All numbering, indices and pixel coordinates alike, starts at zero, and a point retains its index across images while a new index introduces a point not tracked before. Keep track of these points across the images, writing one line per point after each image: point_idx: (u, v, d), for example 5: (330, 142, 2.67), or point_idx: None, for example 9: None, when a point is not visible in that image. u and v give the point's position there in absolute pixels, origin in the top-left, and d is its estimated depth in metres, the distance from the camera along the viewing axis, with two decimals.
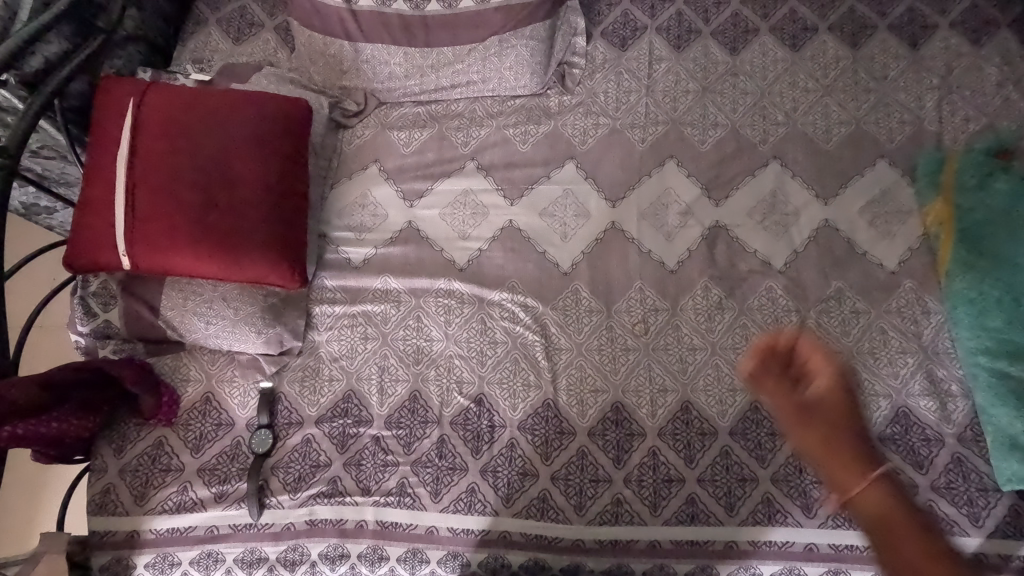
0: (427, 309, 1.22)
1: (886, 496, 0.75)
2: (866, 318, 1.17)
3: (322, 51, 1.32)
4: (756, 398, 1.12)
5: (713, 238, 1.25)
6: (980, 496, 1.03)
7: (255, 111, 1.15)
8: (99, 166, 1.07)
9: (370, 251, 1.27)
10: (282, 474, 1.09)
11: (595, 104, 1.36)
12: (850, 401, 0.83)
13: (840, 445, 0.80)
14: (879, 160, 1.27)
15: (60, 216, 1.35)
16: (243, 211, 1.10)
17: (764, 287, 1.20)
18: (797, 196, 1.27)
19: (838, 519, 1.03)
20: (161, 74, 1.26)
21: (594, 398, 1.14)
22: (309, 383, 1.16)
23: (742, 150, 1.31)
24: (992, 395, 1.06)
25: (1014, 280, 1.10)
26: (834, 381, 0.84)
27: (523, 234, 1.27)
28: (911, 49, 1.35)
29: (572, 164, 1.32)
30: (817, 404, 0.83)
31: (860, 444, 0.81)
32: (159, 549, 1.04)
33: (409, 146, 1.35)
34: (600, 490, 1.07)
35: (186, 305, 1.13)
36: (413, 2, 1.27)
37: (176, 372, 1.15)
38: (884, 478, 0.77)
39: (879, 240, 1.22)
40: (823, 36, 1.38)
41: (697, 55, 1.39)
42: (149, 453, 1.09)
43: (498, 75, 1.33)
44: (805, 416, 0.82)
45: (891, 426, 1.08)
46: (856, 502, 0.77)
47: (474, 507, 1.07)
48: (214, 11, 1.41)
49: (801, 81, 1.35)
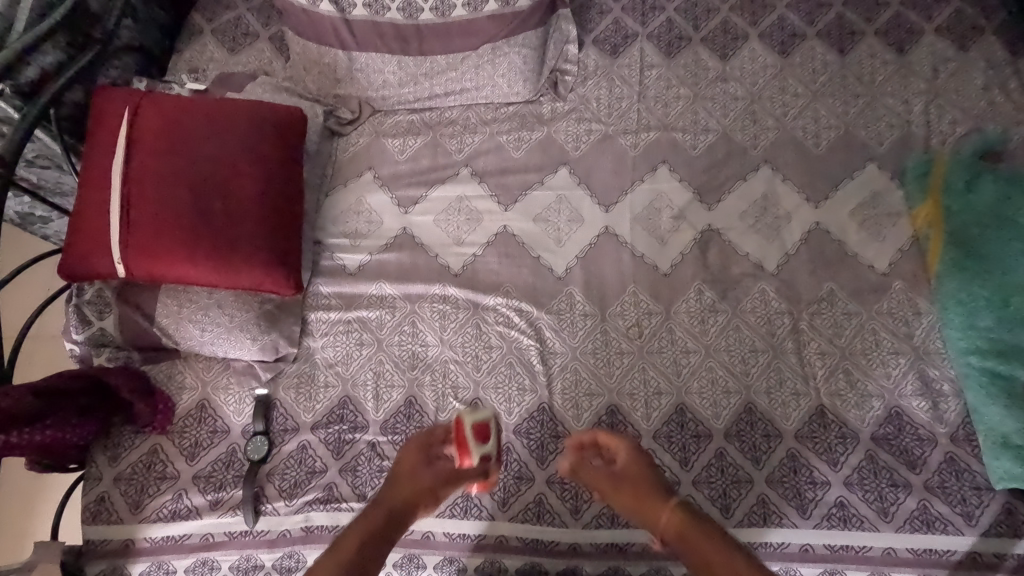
0: (422, 314, 1.22)
1: (705, 535, 0.92)
2: (857, 319, 1.17)
3: (316, 60, 1.33)
4: (749, 400, 1.12)
5: (705, 241, 1.26)
6: (973, 495, 1.03)
7: (250, 119, 1.16)
8: (94, 175, 1.08)
9: (365, 257, 1.28)
10: (278, 481, 1.09)
11: (588, 110, 1.37)
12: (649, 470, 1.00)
13: (646, 494, 0.97)
14: (867, 164, 1.29)
15: (55, 226, 1.36)
16: (238, 219, 1.10)
17: (757, 289, 1.21)
18: (788, 199, 1.28)
19: (833, 520, 1.03)
20: (157, 84, 1.27)
21: (589, 402, 1.14)
22: (304, 390, 1.16)
23: (732, 154, 1.32)
24: (983, 394, 1.06)
25: (1000, 279, 1.13)
26: (629, 451, 1.02)
27: (516, 239, 1.28)
28: (897, 54, 1.37)
29: (565, 169, 1.33)
30: (628, 480, 0.99)
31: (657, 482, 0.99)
32: (154, 558, 1.04)
33: (403, 153, 1.36)
34: (596, 493, 1.07)
35: (181, 312, 1.13)
36: (406, 11, 1.26)
37: (171, 379, 1.15)
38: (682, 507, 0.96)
39: (870, 242, 1.23)
40: (811, 42, 1.40)
41: (687, 62, 1.40)
42: (144, 460, 1.09)
43: (492, 82, 1.35)
44: (627, 492, 0.98)
45: (884, 426, 1.09)
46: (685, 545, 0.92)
47: (470, 512, 1.07)
48: (210, 21, 1.42)
49: (790, 86, 1.37)
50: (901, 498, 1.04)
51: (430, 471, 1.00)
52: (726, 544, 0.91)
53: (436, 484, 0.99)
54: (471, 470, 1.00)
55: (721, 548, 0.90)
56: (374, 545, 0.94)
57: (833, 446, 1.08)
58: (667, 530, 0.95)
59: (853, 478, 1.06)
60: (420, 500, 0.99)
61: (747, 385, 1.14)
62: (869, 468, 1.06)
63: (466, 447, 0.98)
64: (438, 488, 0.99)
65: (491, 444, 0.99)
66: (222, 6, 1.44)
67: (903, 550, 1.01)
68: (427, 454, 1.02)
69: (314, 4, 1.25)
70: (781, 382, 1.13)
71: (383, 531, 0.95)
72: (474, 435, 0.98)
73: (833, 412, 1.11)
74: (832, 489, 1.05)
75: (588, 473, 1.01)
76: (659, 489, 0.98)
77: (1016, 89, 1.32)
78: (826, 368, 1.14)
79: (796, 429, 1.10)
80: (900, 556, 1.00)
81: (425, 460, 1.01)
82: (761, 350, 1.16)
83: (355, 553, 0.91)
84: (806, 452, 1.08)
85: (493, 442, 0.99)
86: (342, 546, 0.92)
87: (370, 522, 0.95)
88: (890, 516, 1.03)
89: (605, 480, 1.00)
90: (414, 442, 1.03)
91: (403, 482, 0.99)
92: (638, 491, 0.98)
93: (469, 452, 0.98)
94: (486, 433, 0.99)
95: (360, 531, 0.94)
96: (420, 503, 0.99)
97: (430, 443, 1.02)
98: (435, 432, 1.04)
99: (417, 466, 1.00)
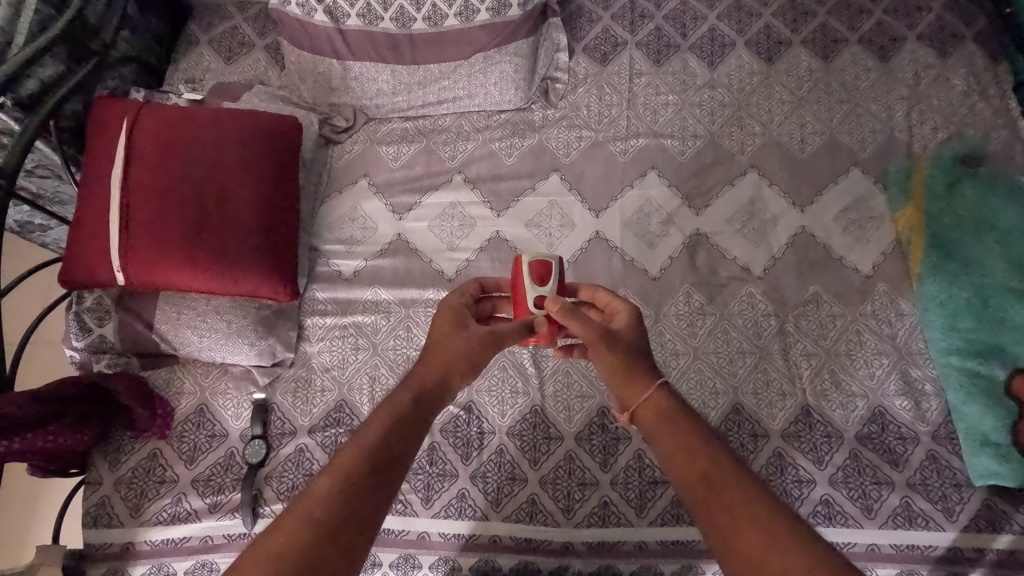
0: (417, 319, 1.24)
1: (688, 423, 0.80)
2: (842, 321, 1.20)
3: (312, 69, 1.36)
4: (737, 401, 1.15)
5: (694, 245, 1.29)
6: (954, 491, 1.06)
7: (247, 128, 1.18)
8: (93, 186, 1.10)
9: (360, 263, 1.30)
10: (276, 483, 1.10)
11: (578, 117, 1.40)
12: (637, 337, 0.88)
13: (632, 356, 0.85)
14: (851, 169, 1.32)
15: (54, 234, 1.37)
16: (236, 226, 1.12)
17: (744, 292, 1.24)
18: (775, 203, 1.31)
19: (819, 517, 1.06)
20: (154, 94, 1.29)
21: (581, 403, 1.17)
22: (301, 394, 1.18)
23: (720, 160, 1.35)
24: (962, 393, 1.10)
25: (979, 281, 1.16)
26: (625, 315, 0.91)
27: (509, 244, 1.31)
28: (880, 62, 1.40)
29: (556, 175, 1.36)
30: (617, 338, 0.86)
31: (642, 353, 0.87)
32: (154, 560, 1.06)
33: (398, 160, 1.38)
34: (588, 493, 1.10)
35: (180, 318, 1.15)
36: (399, 20, 1.30)
37: (170, 385, 1.17)
38: (665, 388, 0.84)
39: (854, 245, 1.26)
40: (796, 49, 1.43)
41: (676, 69, 1.43)
42: (144, 465, 1.11)
43: (483, 91, 1.37)
44: (612, 346, 0.85)
45: (868, 425, 1.12)
46: (660, 427, 0.81)
47: (464, 512, 1.09)
48: (207, 32, 1.45)
49: (776, 93, 1.40)
50: (884, 495, 1.06)
51: (466, 335, 0.87)
52: (705, 438, 0.78)
53: (479, 345, 0.86)
54: (521, 321, 0.91)
55: (704, 440, 0.78)
56: (405, 424, 0.79)
57: (818, 445, 1.11)
58: (643, 407, 0.83)
59: (838, 476, 1.08)
60: (453, 369, 0.85)
61: (735, 386, 1.16)
62: (854, 466, 1.09)
63: (524, 293, 0.95)
64: (474, 356, 0.86)
65: (551, 282, 0.95)
66: (218, 17, 1.47)
67: (887, 546, 1.03)
68: (461, 319, 0.90)
69: (309, 14, 1.31)
70: (768, 383, 1.16)
71: (414, 409, 0.81)
72: (533, 270, 0.95)
73: (819, 411, 1.13)
74: (817, 487, 1.08)
75: (573, 315, 0.87)
76: (646, 360, 0.86)
77: (996, 95, 1.35)
78: (812, 368, 1.17)
79: (782, 428, 1.13)
80: (884, 552, 1.03)
81: (458, 324, 0.89)
82: (748, 352, 1.19)
83: (386, 433, 0.77)
84: (792, 451, 1.11)
85: (551, 283, 0.95)
86: (368, 426, 0.77)
87: (399, 401, 0.81)
88: (873, 513, 1.05)
89: (595, 326, 0.86)
90: (444, 308, 0.92)
91: (433, 353, 0.86)
92: (622, 350, 0.85)
93: (529, 294, 0.95)
94: (550, 269, 0.96)
95: (389, 409, 0.80)
96: (454, 373, 0.85)
97: (463, 308, 0.91)
98: (463, 297, 0.95)
99: (451, 332, 0.87)
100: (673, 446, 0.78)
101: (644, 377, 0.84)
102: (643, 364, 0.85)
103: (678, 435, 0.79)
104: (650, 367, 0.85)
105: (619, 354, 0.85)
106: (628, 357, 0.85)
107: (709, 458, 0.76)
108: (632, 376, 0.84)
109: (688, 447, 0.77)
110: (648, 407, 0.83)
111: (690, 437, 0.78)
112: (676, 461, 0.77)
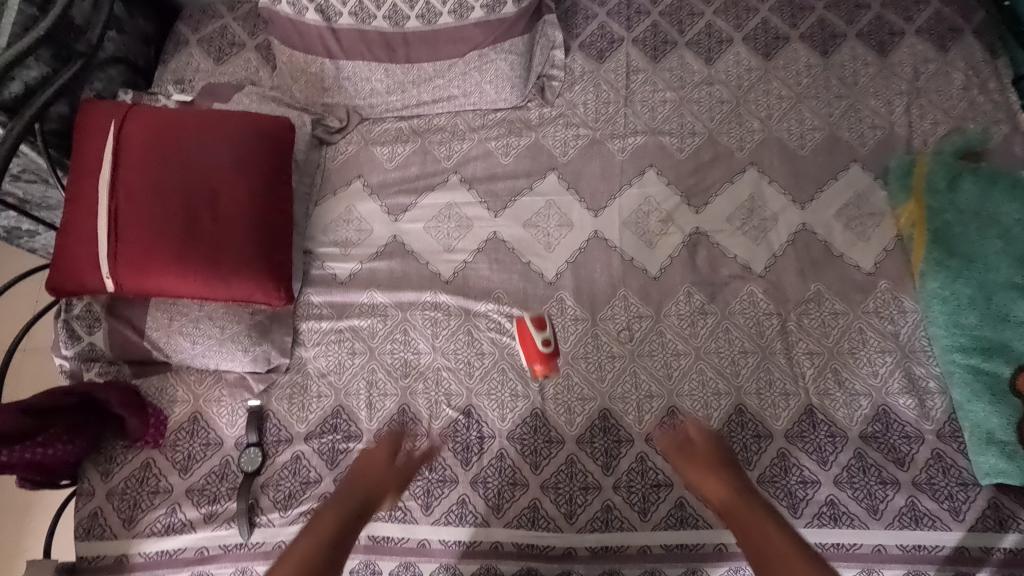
0: (414, 322, 1.22)
1: (764, 518, 0.89)
2: (845, 319, 1.19)
3: (304, 69, 1.34)
4: (740, 401, 1.14)
5: (694, 244, 1.27)
6: (960, 490, 1.05)
7: (238, 130, 1.16)
8: (80, 190, 1.07)
9: (356, 266, 1.28)
10: (273, 492, 1.09)
11: (575, 115, 1.38)
12: (718, 447, 1.02)
13: (713, 466, 0.98)
14: (851, 165, 1.31)
15: (43, 239, 1.34)
16: (228, 230, 1.10)
17: (746, 291, 1.23)
18: (775, 200, 1.30)
19: (824, 518, 1.04)
20: (142, 96, 1.27)
21: (582, 406, 1.15)
22: (297, 401, 1.16)
23: (719, 157, 1.34)
24: (967, 391, 1.08)
25: (982, 277, 1.15)
26: (702, 428, 1.06)
27: (507, 245, 1.29)
28: (879, 56, 1.39)
29: (554, 175, 1.34)
30: (700, 451, 1.02)
31: (726, 465, 0.99)
32: (149, 572, 1.04)
33: (392, 161, 1.36)
34: (590, 497, 1.08)
35: (171, 325, 1.13)
36: (393, 19, 1.27)
37: (162, 393, 1.15)
38: (740, 487, 0.95)
39: (856, 242, 1.25)
40: (794, 44, 1.42)
41: (673, 65, 1.42)
42: (137, 475, 1.09)
43: (479, 89, 1.35)
44: (695, 455, 1.01)
45: (872, 424, 1.11)
46: (736, 520, 0.90)
47: (464, 519, 1.07)
48: (195, 32, 1.42)
49: (775, 89, 1.38)
50: (889, 495, 1.05)
51: (387, 471, 1.01)
52: (778, 529, 0.86)
53: (390, 483, 1.00)
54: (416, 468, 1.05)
55: (776, 529, 0.86)
56: (335, 540, 0.87)
57: (822, 445, 1.10)
58: (722, 506, 0.93)
59: (843, 477, 1.07)
60: (371, 497, 0.96)
61: (738, 386, 1.15)
62: (858, 466, 1.08)
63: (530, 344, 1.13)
64: (399, 479, 1.01)
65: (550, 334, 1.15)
66: (208, 16, 1.44)
67: (893, 547, 1.02)
68: (391, 453, 1.04)
69: (301, 13, 1.28)
70: (771, 383, 1.15)
71: (337, 532, 0.88)
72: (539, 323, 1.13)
73: (822, 411, 1.12)
74: (822, 488, 1.06)
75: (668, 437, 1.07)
76: (728, 467, 0.99)
77: (996, 89, 1.34)
78: (815, 367, 1.16)
79: (786, 429, 1.11)
80: (889, 552, 1.02)
81: (388, 457, 1.03)
82: (750, 351, 1.18)
83: (312, 551, 0.84)
84: (797, 451, 1.09)
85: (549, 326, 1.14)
86: (291, 552, 0.84)
87: (325, 522, 0.89)
88: (879, 514, 1.04)
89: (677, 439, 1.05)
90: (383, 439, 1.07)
91: (358, 479, 0.99)
92: (707, 456, 1.00)
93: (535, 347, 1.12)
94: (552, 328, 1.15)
95: (316, 535, 0.87)
96: (371, 502, 0.95)
97: (394, 442, 1.06)
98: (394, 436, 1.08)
99: (376, 463, 1.01)
100: (748, 533, 0.87)
101: (719, 481, 0.96)
102: (725, 472, 0.97)
103: (750, 525, 0.88)
104: (732, 474, 0.98)
105: (704, 462, 0.99)
106: (712, 468, 0.98)
107: (760, 514, 0.89)
108: (715, 477, 0.96)
109: (760, 530, 0.86)
110: (724, 502, 0.93)
111: (765, 525, 0.87)
112: (737, 524, 0.89)
